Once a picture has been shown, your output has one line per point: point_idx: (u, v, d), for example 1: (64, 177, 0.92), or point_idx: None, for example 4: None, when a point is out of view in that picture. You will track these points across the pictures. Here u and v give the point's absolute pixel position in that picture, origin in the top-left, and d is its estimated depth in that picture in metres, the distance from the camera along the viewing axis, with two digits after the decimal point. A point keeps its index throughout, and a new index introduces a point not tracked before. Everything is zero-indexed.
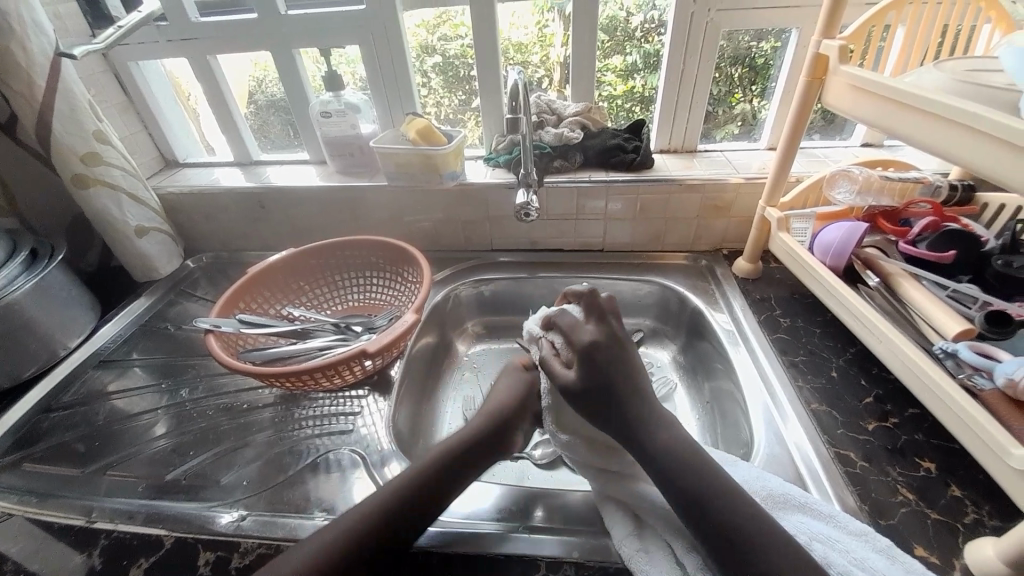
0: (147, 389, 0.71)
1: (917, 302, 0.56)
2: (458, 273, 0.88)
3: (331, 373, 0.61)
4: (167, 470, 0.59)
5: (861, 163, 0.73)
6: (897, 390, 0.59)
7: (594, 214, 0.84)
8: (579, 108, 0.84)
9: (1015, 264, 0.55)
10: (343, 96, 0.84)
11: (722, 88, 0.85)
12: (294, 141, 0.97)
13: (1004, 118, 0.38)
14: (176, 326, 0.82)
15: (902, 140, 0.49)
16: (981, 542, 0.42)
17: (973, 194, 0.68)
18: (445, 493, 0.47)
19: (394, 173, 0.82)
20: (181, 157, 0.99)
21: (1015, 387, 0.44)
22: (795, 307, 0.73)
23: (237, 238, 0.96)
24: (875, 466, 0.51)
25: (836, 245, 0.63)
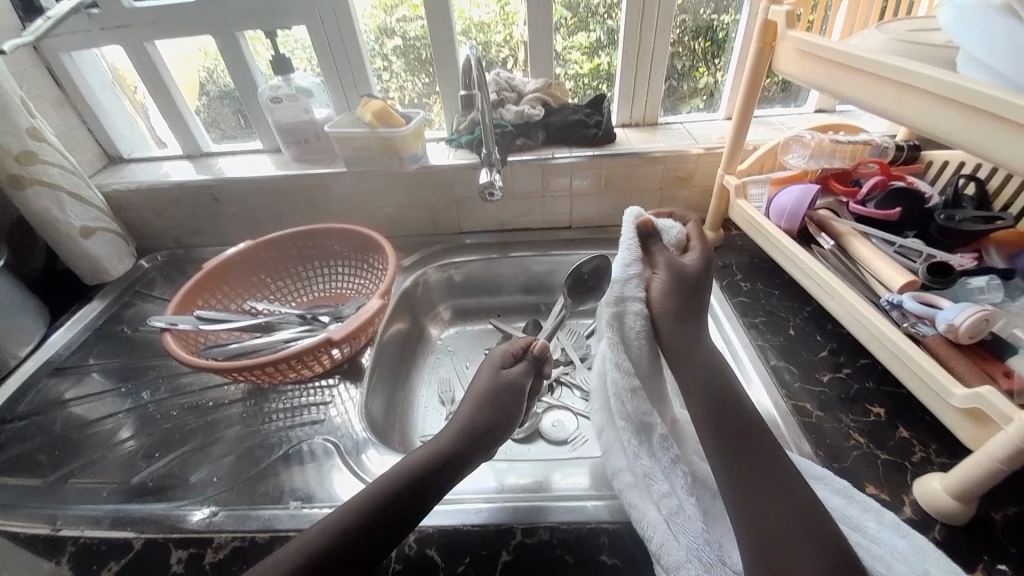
0: (107, 394, 0.68)
1: (865, 258, 0.59)
2: (426, 257, 0.87)
3: (297, 364, 0.59)
4: (133, 472, 0.58)
5: (811, 128, 0.75)
6: (849, 344, 0.62)
7: (560, 191, 0.84)
8: (539, 84, 0.83)
9: (957, 217, 0.58)
10: (294, 81, 0.81)
11: (683, 61, 0.86)
12: (248, 131, 0.94)
13: (937, 74, 0.40)
14: (133, 327, 0.79)
15: (846, 100, 0.51)
16: (930, 479, 0.45)
17: (918, 152, 0.70)
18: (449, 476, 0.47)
19: (353, 158, 0.79)
20: (126, 152, 0.95)
21: (955, 331, 0.46)
22: (754, 271, 0.75)
23: (193, 234, 0.92)
24: (829, 415, 0.54)
25: (790, 208, 0.64)
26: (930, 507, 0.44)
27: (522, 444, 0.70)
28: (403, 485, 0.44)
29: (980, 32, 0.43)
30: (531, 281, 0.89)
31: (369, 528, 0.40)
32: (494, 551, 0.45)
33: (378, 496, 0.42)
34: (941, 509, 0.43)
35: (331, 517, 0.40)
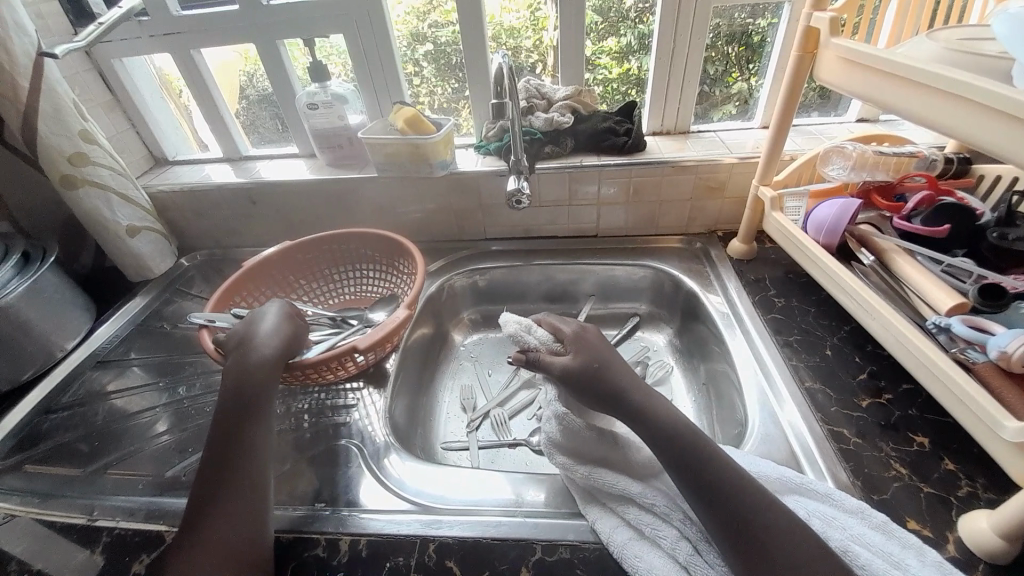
0: (145, 388, 0.71)
1: (909, 276, 0.56)
2: (452, 263, 0.87)
3: (321, 367, 0.60)
4: (167, 466, 0.60)
5: (855, 139, 0.72)
6: (891, 367, 0.59)
7: (587, 199, 0.84)
8: (569, 92, 0.83)
9: (1010, 237, 0.55)
10: (330, 88, 0.82)
11: (717, 67, 0.84)
12: (284, 136, 0.97)
13: (995, 87, 0.37)
14: (172, 324, 0.82)
15: (893, 112, 0.49)
16: (977, 516, 0.42)
17: (969, 166, 0.67)
18: (244, 445, 0.48)
19: (384, 164, 0.80)
20: (170, 155, 0.99)
21: (1008, 359, 0.43)
22: (789, 286, 0.73)
23: (229, 235, 0.95)
24: (868, 442, 0.51)
25: (830, 222, 0.62)
26: (977, 548, 0.41)
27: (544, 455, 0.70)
28: (216, 466, 0.47)
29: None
30: (556, 289, 0.89)
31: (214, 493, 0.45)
32: (512, 565, 0.45)
33: (209, 472, 0.46)
34: (990, 552, 0.41)
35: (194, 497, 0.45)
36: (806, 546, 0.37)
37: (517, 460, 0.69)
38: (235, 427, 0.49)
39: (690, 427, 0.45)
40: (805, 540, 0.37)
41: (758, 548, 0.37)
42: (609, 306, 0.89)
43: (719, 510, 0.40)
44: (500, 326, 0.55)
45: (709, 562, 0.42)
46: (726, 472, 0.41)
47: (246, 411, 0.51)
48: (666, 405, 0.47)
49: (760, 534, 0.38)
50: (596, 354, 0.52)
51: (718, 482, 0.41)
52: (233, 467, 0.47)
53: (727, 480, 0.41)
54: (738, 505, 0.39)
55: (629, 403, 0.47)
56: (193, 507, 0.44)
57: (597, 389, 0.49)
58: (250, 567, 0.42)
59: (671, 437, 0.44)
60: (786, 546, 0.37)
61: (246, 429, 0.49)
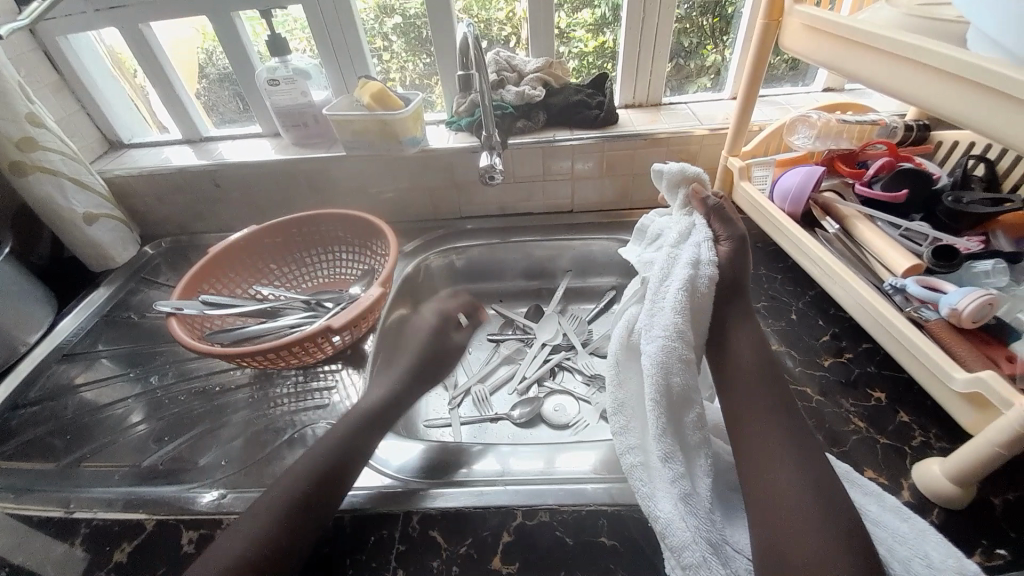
0: (117, 380, 0.70)
1: (869, 241, 0.58)
2: (428, 243, 0.86)
3: (297, 350, 0.60)
4: (144, 456, 0.59)
5: (819, 108, 0.73)
6: (852, 328, 0.61)
7: (561, 174, 0.83)
8: (539, 64, 0.81)
9: (964, 200, 0.58)
10: (291, 62, 0.79)
11: (690, 39, 0.83)
12: (245, 115, 0.93)
13: (951, 53, 0.38)
14: (139, 314, 0.80)
15: (853, 79, 0.50)
16: (929, 463, 0.45)
17: (928, 133, 0.69)
18: (347, 470, 0.48)
19: (352, 142, 0.79)
20: (126, 137, 0.94)
21: (959, 316, 0.46)
22: (757, 255, 0.74)
23: (195, 220, 0.92)
24: (829, 399, 0.54)
25: (794, 191, 0.63)
26: (930, 493, 0.44)
27: (524, 427, 0.71)
28: (304, 479, 0.46)
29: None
30: (534, 265, 0.89)
31: (301, 506, 0.44)
32: (495, 531, 0.46)
33: (297, 484, 0.45)
34: (940, 495, 0.44)
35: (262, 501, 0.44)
36: (818, 499, 0.40)
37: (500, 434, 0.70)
38: (346, 451, 0.49)
39: (773, 365, 0.50)
40: (815, 496, 0.40)
41: (773, 504, 0.41)
42: (587, 281, 0.89)
43: (762, 461, 0.43)
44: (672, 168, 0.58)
45: (701, 502, 0.42)
46: (790, 426, 0.45)
47: (356, 444, 0.51)
48: (755, 344, 0.52)
49: (784, 492, 0.41)
50: (740, 258, 0.57)
51: (781, 431, 0.44)
52: (319, 484, 0.46)
53: (787, 434, 0.44)
54: (788, 456, 0.43)
55: (729, 315, 0.55)
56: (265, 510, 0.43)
57: (730, 284, 0.56)
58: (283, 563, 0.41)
59: (760, 379, 0.48)
60: (797, 503, 0.40)
61: (358, 461, 0.50)
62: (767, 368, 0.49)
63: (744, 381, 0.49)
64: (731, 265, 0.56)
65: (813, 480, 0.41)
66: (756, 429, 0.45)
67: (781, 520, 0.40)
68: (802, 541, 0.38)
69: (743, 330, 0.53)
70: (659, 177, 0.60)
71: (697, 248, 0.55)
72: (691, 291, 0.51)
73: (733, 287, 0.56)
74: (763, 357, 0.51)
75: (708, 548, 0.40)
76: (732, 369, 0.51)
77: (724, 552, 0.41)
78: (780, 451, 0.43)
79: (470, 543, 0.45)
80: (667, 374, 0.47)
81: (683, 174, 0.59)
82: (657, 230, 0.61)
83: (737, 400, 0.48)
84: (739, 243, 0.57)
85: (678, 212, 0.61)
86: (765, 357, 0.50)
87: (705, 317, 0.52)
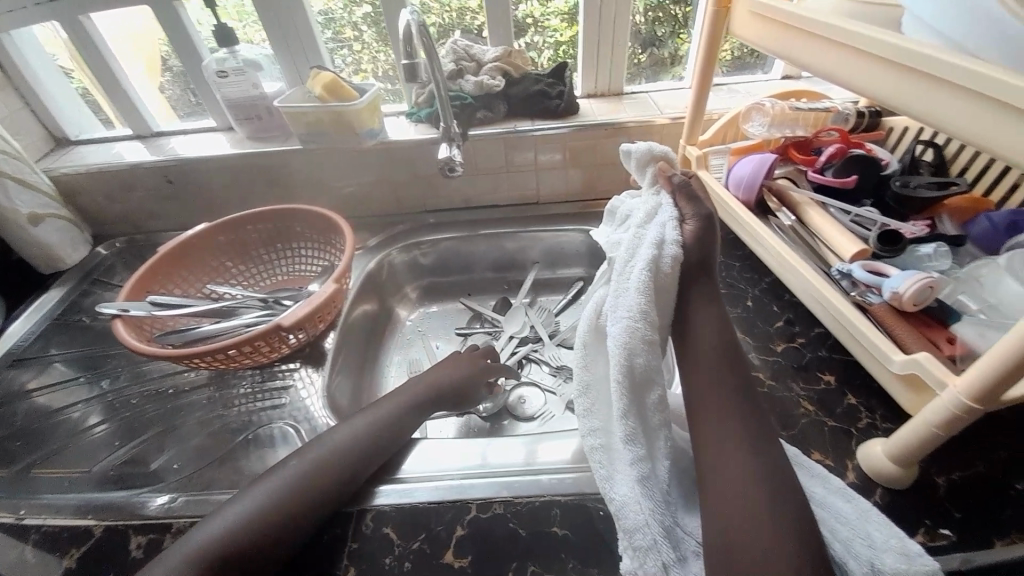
0: (68, 384, 0.67)
1: (819, 227, 0.59)
2: (392, 238, 0.85)
3: (250, 350, 0.58)
4: (94, 462, 0.57)
5: (774, 96, 0.73)
6: (805, 313, 0.63)
7: (525, 165, 0.83)
8: (498, 53, 0.80)
9: (912, 184, 0.60)
10: (240, 53, 0.76)
11: (665, 28, 0.83)
12: (198, 108, 0.90)
13: (889, 38, 0.39)
14: (92, 317, 0.77)
15: (798, 66, 0.50)
16: (872, 443, 0.47)
17: (880, 119, 0.71)
18: (345, 475, 0.47)
19: (307, 135, 0.77)
20: (73, 134, 0.90)
21: (900, 299, 0.47)
22: (717, 243, 0.75)
23: (150, 219, 0.89)
24: (781, 384, 0.55)
25: (748, 179, 0.64)
26: (872, 472, 0.46)
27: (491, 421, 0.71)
28: (299, 488, 0.45)
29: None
30: (501, 258, 0.89)
31: (298, 511, 0.44)
32: (450, 526, 0.46)
33: (294, 491, 0.45)
34: (881, 473, 0.45)
35: (255, 502, 0.44)
36: (769, 482, 0.41)
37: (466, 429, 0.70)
38: (350, 457, 0.48)
39: (734, 347, 0.49)
40: (767, 477, 0.41)
41: (724, 487, 0.41)
42: (554, 273, 0.89)
43: (721, 444, 0.43)
44: (639, 147, 0.54)
45: (659, 485, 0.43)
46: (748, 409, 0.45)
47: (362, 451, 0.49)
48: (720, 324, 0.51)
49: (739, 474, 0.41)
50: (710, 235, 0.54)
51: (741, 415, 0.45)
52: (316, 495, 0.46)
53: (746, 417, 0.44)
54: (745, 440, 0.43)
55: (695, 294, 0.52)
56: (257, 515, 0.43)
57: (699, 260, 0.53)
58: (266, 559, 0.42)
59: (721, 362, 0.48)
60: (748, 486, 0.41)
61: (361, 465, 0.48)
62: (728, 350, 0.49)
63: (705, 364, 0.48)
64: (700, 244, 0.53)
65: (766, 462, 0.42)
66: (718, 413, 0.45)
67: (728, 502, 0.40)
68: (749, 522, 0.39)
69: (708, 311, 0.51)
70: (626, 158, 0.56)
71: (663, 227, 0.51)
72: (655, 271, 0.48)
73: (698, 266, 0.53)
74: (725, 338, 0.50)
75: (660, 532, 0.40)
76: (694, 352, 0.49)
77: (676, 534, 0.42)
78: (739, 433, 0.43)
79: (424, 539, 0.45)
80: (630, 356, 0.45)
81: (651, 152, 0.54)
82: (625, 211, 0.56)
83: (698, 383, 0.48)
84: (707, 222, 0.54)
85: (646, 192, 0.56)
86: (724, 338, 0.50)
87: (669, 297, 0.50)
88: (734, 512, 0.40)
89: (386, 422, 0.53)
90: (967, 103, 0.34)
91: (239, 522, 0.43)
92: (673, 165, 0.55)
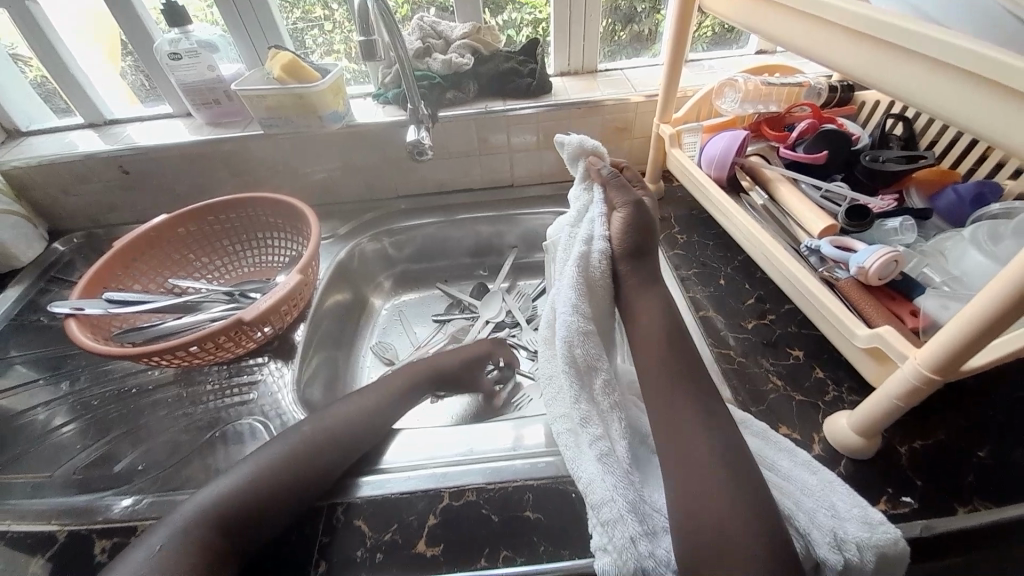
0: (28, 387, 0.65)
1: (790, 203, 0.58)
2: (363, 225, 0.83)
3: (215, 346, 0.56)
4: (56, 465, 0.56)
5: (747, 71, 0.72)
6: (776, 290, 0.63)
7: (498, 147, 0.81)
8: (466, 30, 0.77)
9: (881, 159, 0.58)
10: (194, 34, 0.72)
11: (643, 3, 0.81)
12: (155, 93, 0.86)
13: (849, 7, 0.38)
14: (52, 316, 0.74)
15: (768, 40, 0.49)
16: (838, 416, 0.47)
17: (852, 93, 0.71)
18: (315, 462, 0.46)
19: (268, 120, 0.74)
20: (23, 125, 0.86)
21: (866, 274, 0.47)
22: (691, 222, 0.75)
23: (110, 211, 0.85)
24: (752, 360, 0.55)
25: (719, 156, 0.63)
26: (839, 444, 0.46)
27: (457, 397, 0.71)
28: (266, 478, 0.45)
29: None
30: (477, 243, 0.87)
31: (265, 502, 0.43)
32: (421, 515, 0.45)
33: (262, 484, 0.44)
34: (848, 446, 0.45)
35: (223, 494, 0.43)
36: (724, 454, 0.41)
37: (423, 412, 0.70)
38: (318, 445, 0.48)
39: (679, 329, 0.51)
40: (721, 450, 0.41)
41: (686, 462, 0.41)
42: (531, 256, 0.88)
43: (676, 422, 0.44)
44: (565, 141, 0.58)
45: (621, 462, 0.43)
46: (697, 387, 0.46)
47: (328, 437, 0.48)
48: (662, 307, 0.52)
49: (696, 450, 0.42)
50: (643, 224, 0.56)
51: (690, 392, 0.45)
52: (283, 483, 0.45)
53: (696, 395, 0.45)
54: (699, 416, 0.44)
55: (637, 279, 0.54)
56: (221, 506, 0.42)
57: (638, 245, 0.55)
58: (235, 553, 0.41)
59: (667, 343, 0.49)
60: (709, 459, 0.41)
61: (335, 451, 0.48)
62: (673, 332, 0.50)
63: (651, 346, 0.49)
64: (631, 232, 0.55)
65: (719, 436, 0.42)
66: (668, 390, 0.46)
67: (692, 478, 0.40)
68: (712, 492, 0.39)
69: (652, 296, 0.53)
70: (561, 148, 0.59)
71: (592, 223, 0.55)
72: (586, 266, 0.52)
73: (636, 253, 0.55)
74: (668, 319, 0.51)
75: (627, 506, 0.39)
76: (641, 335, 0.51)
77: (643, 509, 0.41)
78: (690, 410, 0.44)
79: (395, 529, 0.45)
80: (570, 346, 0.47)
81: (581, 147, 0.58)
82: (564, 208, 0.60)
83: (647, 365, 0.49)
84: (637, 208, 0.56)
85: (580, 185, 0.60)
86: (668, 320, 0.51)
87: (603, 290, 0.52)
88: (697, 484, 0.40)
89: (354, 410, 0.52)
90: (945, 80, 0.32)
91: (198, 519, 0.41)
92: (602, 159, 0.60)
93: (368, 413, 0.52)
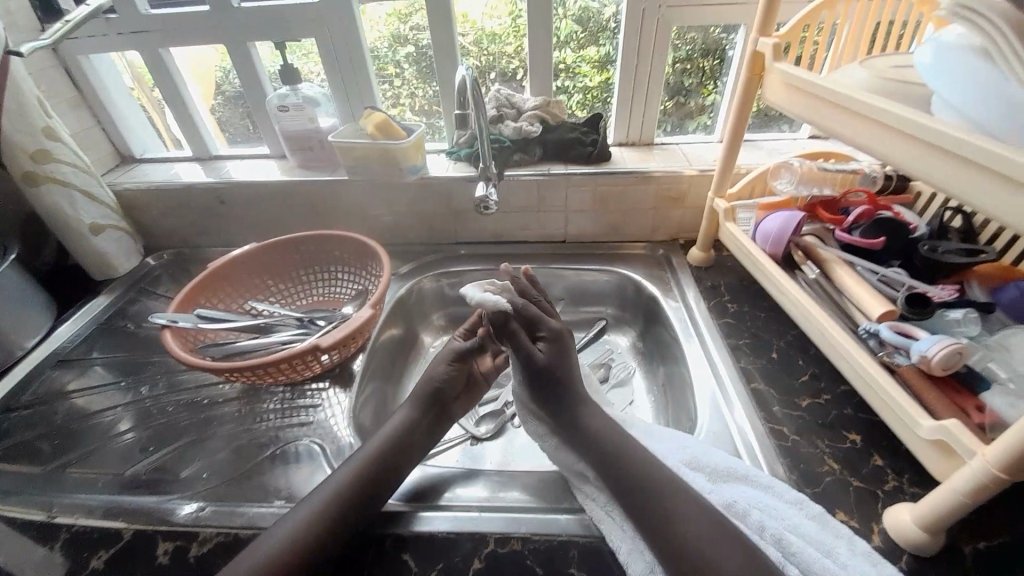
0: (107, 388, 0.70)
1: (846, 285, 0.60)
2: (422, 267, 0.88)
3: (286, 367, 0.61)
4: (127, 465, 0.59)
5: (803, 155, 0.76)
6: (830, 369, 0.63)
7: (556, 206, 0.86)
8: (538, 102, 0.85)
9: (940, 249, 0.60)
10: (301, 90, 0.83)
11: (692, 79, 0.87)
12: (253, 135, 0.97)
13: (909, 114, 0.41)
14: (136, 324, 0.81)
15: (828, 134, 0.52)
16: (899, 507, 0.46)
17: (907, 183, 0.73)
18: (375, 495, 0.49)
19: (353, 167, 0.82)
20: (138, 152, 0.98)
21: (928, 363, 0.47)
22: (742, 293, 0.76)
23: (198, 234, 0.94)
24: (805, 439, 0.55)
25: (775, 233, 0.66)
26: (899, 537, 0.45)
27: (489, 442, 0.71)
28: (333, 507, 0.47)
29: (956, 72, 0.42)
30: None
31: (334, 532, 0.45)
32: (466, 559, 0.46)
33: (330, 513, 0.46)
34: (912, 541, 0.44)
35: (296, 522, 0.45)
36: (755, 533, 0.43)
37: (466, 454, 0.70)
38: (376, 477, 0.50)
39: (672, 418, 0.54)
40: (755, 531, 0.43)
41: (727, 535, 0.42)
42: (578, 311, 0.91)
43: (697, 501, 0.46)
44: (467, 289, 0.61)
45: None
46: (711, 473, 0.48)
47: (384, 471, 0.51)
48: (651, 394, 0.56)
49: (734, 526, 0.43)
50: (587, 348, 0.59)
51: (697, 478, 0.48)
52: (350, 514, 0.47)
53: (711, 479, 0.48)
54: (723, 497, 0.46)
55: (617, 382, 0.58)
56: (293, 533, 0.45)
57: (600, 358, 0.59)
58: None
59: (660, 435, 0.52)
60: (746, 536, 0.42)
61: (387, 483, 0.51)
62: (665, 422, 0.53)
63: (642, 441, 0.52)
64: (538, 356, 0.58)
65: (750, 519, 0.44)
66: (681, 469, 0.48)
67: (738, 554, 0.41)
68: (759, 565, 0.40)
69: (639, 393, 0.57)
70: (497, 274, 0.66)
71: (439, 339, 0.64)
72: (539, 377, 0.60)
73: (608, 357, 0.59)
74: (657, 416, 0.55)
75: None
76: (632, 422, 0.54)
77: None
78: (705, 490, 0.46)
79: (441, 569, 0.45)
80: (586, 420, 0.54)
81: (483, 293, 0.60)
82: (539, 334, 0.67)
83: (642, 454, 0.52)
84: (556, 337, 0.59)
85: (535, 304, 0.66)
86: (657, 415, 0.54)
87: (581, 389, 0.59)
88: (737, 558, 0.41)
89: (400, 439, 0.55)
90: (1008, 194, 0.34)
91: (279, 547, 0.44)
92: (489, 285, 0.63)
93: (408, 444, 0.55)
